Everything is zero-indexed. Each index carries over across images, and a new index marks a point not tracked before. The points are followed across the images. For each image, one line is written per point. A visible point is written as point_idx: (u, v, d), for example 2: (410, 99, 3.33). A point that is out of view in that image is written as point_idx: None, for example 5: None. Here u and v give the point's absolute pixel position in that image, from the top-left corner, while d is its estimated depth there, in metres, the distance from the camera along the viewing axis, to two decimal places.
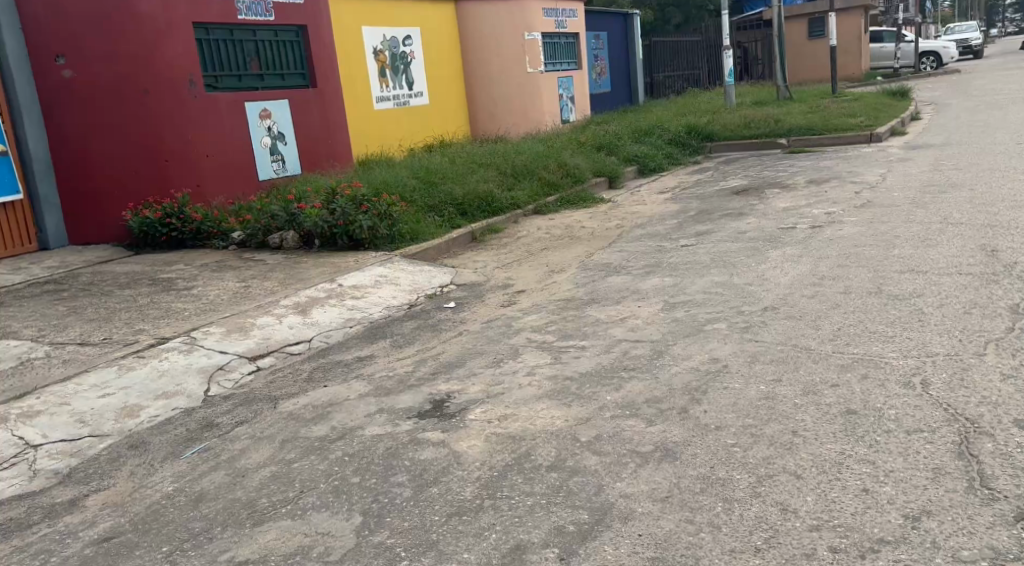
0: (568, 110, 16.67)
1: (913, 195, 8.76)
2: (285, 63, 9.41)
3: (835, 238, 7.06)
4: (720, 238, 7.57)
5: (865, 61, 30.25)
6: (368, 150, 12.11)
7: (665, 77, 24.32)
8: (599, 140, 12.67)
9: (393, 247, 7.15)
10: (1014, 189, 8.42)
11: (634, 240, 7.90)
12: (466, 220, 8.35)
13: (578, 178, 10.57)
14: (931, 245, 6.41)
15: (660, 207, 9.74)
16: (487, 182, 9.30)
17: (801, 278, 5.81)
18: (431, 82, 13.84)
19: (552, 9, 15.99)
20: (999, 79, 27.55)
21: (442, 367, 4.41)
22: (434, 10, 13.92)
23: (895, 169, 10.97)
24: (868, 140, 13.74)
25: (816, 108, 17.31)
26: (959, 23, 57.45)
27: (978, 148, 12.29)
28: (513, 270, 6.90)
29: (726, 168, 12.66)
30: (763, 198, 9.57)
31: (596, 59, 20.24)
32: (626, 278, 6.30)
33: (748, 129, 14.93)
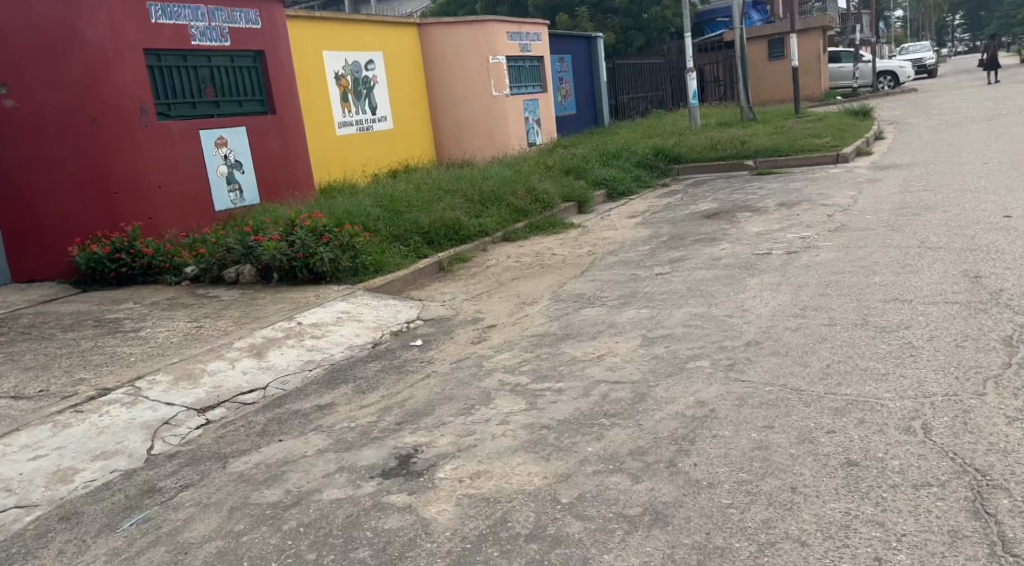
0: (534, 133, 16.48)
1: (887, 218, 8.64)
2: (242, 90, 9.09)
3: (813, 264, 6.88)
4: (695, 265, 7.35)
5: (824, 81, 30.58)
6: (330, 176, 11.78)
7: (629, 98, 24.31)
8: (567, 164, 12.46)
9: (356, 280, 6.82)
10: (987, 212, 8.34)
11: (607, 268, 7.66)
12: (433, 249, 8.04)
13: (547, 204, 10.33)
14: (912, 271, 6.24)
15: (632, 233, 9.53)
16: (453, 209, 9.01)
17: (782, 308, 5.59)
18: (395, 106, 13.57)
19: (516, 32, 15.86)
20: (957, 98, 27.97)
21: (408, 416, 4.08)
22: (396, 34, 13.69)
23: (865, 190, 10.90)
24: (835, 161, 13.71)
25: (781, 129, 17.31)
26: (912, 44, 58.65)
27: (945, 168, 12.29)
28: (483, 302, 6.61)
29: (695, 191, 12.52)
30: (736, 221, 9.40)
31: (561, 81, 20.13)
32: (600, 310, 6.03)
33: (715, 151, 14.84)
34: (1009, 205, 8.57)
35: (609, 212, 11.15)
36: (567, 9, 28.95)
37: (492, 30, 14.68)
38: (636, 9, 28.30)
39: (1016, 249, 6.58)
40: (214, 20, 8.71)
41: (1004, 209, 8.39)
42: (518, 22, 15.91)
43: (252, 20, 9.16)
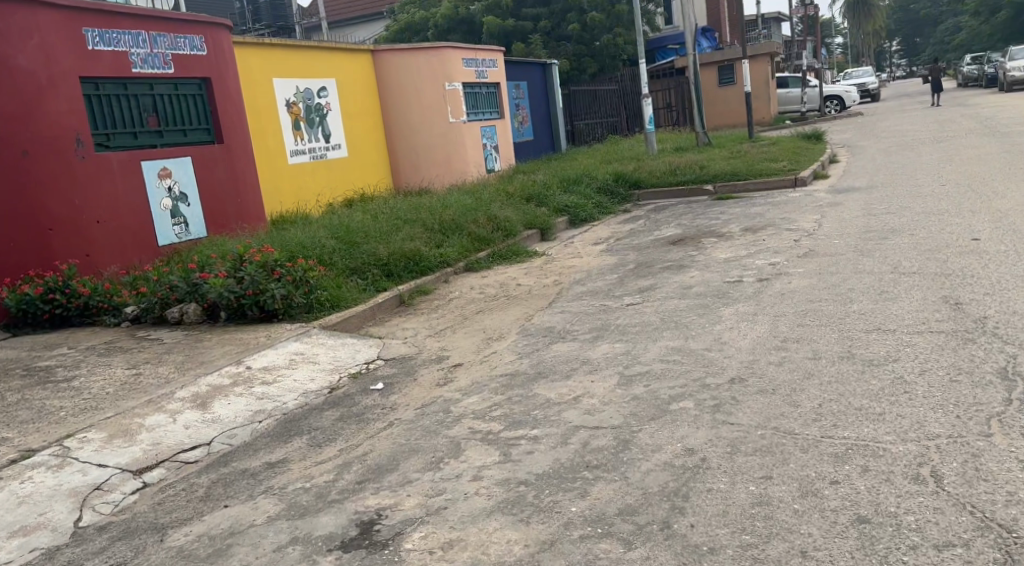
0: (492, 159, 16.22)
1: (854, 242, 8.52)
2: (186, 118, 8.69)
3: (787, 291, 6.67)
4: (666, 295, 7.10)
5: (774, 106, 30.96)
6: (283, 206, 11.34)
7: (584, 124, 24.24)
8: (528, 191, 12.18)
9: (310, 317, 6.42)
10: (955, 234, 8.26)
11: (575, 299, 7.35)
12: (393, 282, 7.66)
13: (509, 232, 10.03)
14: (890, 298, 6.06)
15: (597, 261, 9.27)
16: (413, 239, 8.64)
17: (763, 340, 5.33)
18: (350, 134, 13.21)
19: (472, 58, 15.66)
20: (904, 121, 28.47)
21: (370, 473, 3.71)
22: (350, 60, 13.38)
23: (828, 213, 10.82)
24: (794, 185, 13.66)
25: (738, 153, 17.31)
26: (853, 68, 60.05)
27: (903, 190, 12.29)
28: (447, 338, 6.25)
29: (657, 216, 12.34)
30: (703, 248, 9.21)
31: (517, 107, 19.94)
32: (571, 346, 5.71)
33: (675, 175, 14.71)
34: (975, 227, 8.50)
35: (572, 239, 10.90)
36: (520, 36, 28.90)
37: (448, 56, 14.47)
38: (589, 36, 28.40)
39: (990, 273, 6.45)
40: (156, 46, 8.33)
41: (971, 231, 8.32)
42: (473, 49, 15.73)
43: (197, 47, 8.81)
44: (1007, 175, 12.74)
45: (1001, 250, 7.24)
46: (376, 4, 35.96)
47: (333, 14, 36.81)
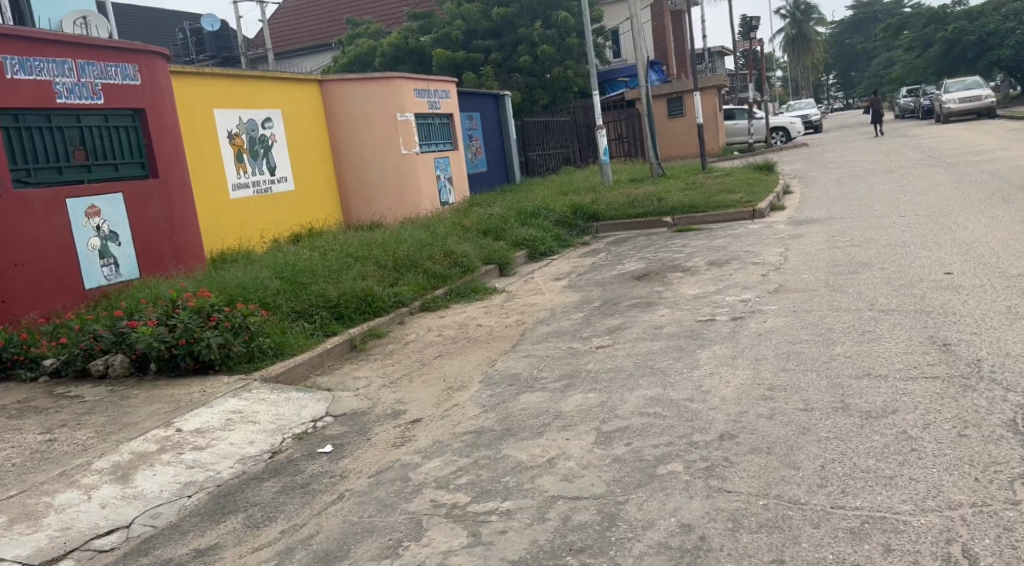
0: (446, 191, 15.80)
1: (824, 277, 8.24)
2: (118, 152, 8.12)
3: (765, 332, 6.30)
4: (636, 336, 6.69)
5: (723, 137, 31.18)
6: (225, 243, 10.75)
7: (538, 155, 23.99)
8: (484, 224, 11.74)
9: (252, 368, 5.89)
10: (926, 267, 8.02)
11: (539, 341, 6.90)
12: (343, 325, 7.13)
13: (466, 268, 9.56)
14: (874, 340, 5.72)
15: (561, 298, 8.86)
16: (365, 277, 8.12)
17: (748, 387, 4.93)
18: (297, 167, 12.68)
19: (424, 89, 15.27)
20: (851, 151, 28.84)
21: (315, 564, 3.22)
22: (296, 90, 12.88)
23: (791, 245, 10.58)
24: (752, 216, 13.47)
25: (693, 184, 17.15)
26: (794, 101, 61.18)
27: (863, 221, 12.15)
28: (403, 387, 5.73)
29: (617, 249, 12.01)
30: (668, 283, 8.86)
31: (471, 138, 19.59)
32: (541, 396, 5.25)
33: (634, 207, 14.42)
34: (943, 260, 8.29)
35: (531, 275, 10.49)
36: (471, 68, 28.71)
37: (399, 87, 14.05)
38: (540, 69, 28.29)
39: (973, 311, 6.17)
40: (84, 75, 7.76)
41: (940, 264, 8.10)
42: (425, 79, 15.34)
43: (130, 76, 8.25)
44: (963, 205, 12.70)
45: (977, 284, 7.00)
46: (324, 35, 35.53)
47: (281, 45, 36.25)
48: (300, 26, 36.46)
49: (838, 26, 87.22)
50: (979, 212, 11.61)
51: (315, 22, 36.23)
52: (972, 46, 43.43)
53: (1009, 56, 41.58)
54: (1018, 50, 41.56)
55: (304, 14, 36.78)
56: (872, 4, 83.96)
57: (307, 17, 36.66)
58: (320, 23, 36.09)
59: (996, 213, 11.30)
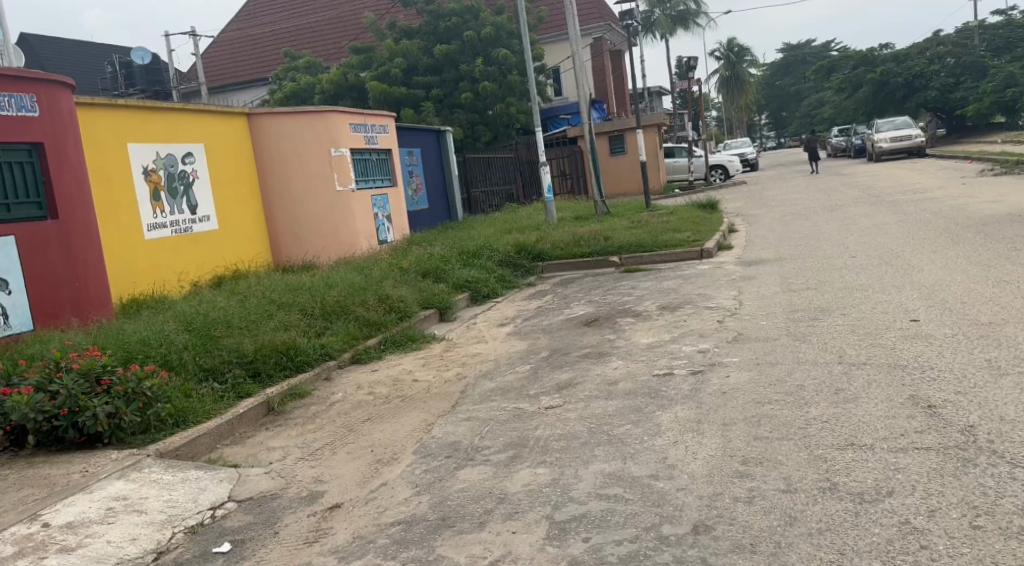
0: (384, 230, 15.08)
1: (784, 323, 7.77)
2: (11, 190, 7.26)
3: (731, 388, 5.73)
4: (589, 394, 6.05)
5: (663, 174, 31.15)
6: (137, 288, 9.91)
7: (480, 192, 23.44)
8: (424, 265, 11.02)
9: (147, 440, 5.17)
10: (889, 314, 7.62)
11: (483, 399, 6.22)
12: (259, 384, 6.38)
13: (403, 313, 8.83)
14: (851, 400, 5.20)
15: (505, 347, 8.21)
16: (288, 326, 7.35)
17: (719, 461, 4.32)
18: (221, 205, 11.89)
19: (360, 123, 14.61)
20: (790, 189, 29.05)
21: None
22: (220, 123, 12.12)
23: (744, 287, 10.14)
24: (699, 256, 13.07)
25: (638, 223, 16.73)
26: (729, 140, 62.25)
27: (814, 262, 11.83)
28: (325, 462, 4.99)
29: (563, 291, 11.45)
30: (620, 330, 8.29)
31: (411, 175, 18.94)
32: (485, 469, 4.57)
33: (580, 246, 13.88)
34: (906, 305, 7.91)
35: (473, 320, 9.83)
36: (411, 103, 28.20)
37: (334, 121, 13.37)
38: (481, 105, 27.91)
39: (950, 366, 5.72)
40: None
41: (903, 310, 7.71)
42: (361, 113, 14.68)
43: (27, 107, 7.39)
44: (910, 245, 12.53)
45: (948, 335, 6.59)
46: (260, 70, 34.68)
47: (216, 79, 35.27)
48: (236, 60, 35.55)
49: (770, 68, 89.74)
50: (930, 253, 11.41)
51: (251, 56, 35.36)
52: (900, 87, 44.77)
53: (935, 98, 43.03)
54: (943, 92, 43.06)
55: (240, 48, 35.89)
56: (801, 47, 86.78)
57: (242, 51, 35.78)
58: (256, 57, 35.25)
59: (946, 253, 11.10)
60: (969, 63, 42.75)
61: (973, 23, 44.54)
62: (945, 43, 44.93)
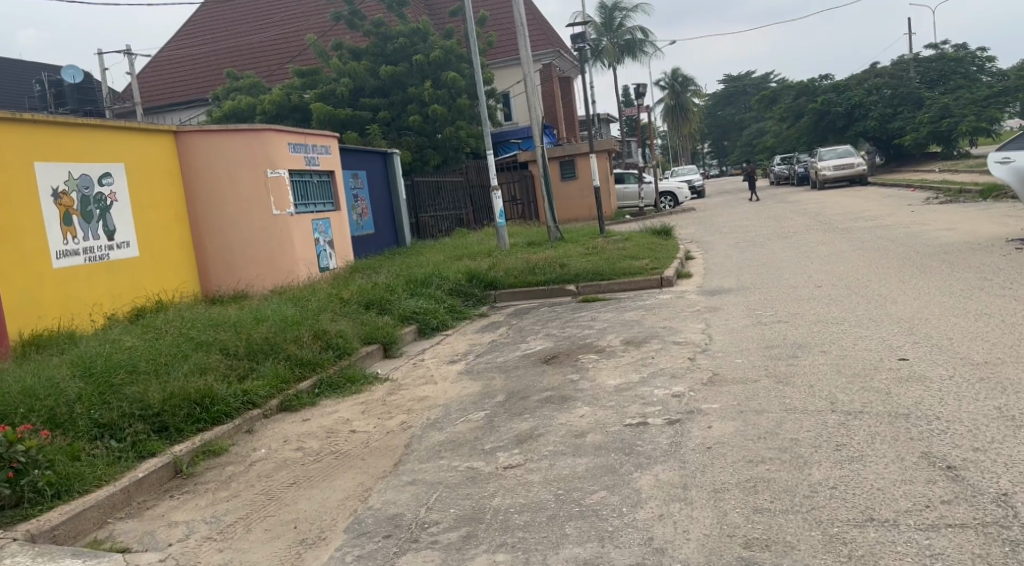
0: (326, 256, 14.22)
1: (761, 362, 7.10)
2: None
3: (716, 442, 5.01)
4: (553, 449, 5.25)
5: (613, 201, 30.78)
6: (43, 323, 8.90)
7: (430, 217, 22.64)
8: (368, 295, 10.11)
9: (19, 516, 4.45)
10: (874, 351, 7.01)
11: (431, 455, 5.40)
12: (165, 440, 5.61)
13: (342, 350, 7.99)
14: (857, 460, 4.50)
15: (457, 388, 7.39)
16: (207, 368, 6.54)
17: (715, 544, 3.62)
18: (142, 231, 11.04)
19: (300, 143, 13.81)
20: (741, 216, 28.83)
21: None
22: (143, 143, 11.34)
23: (711, 320, 9.47)
24: (659, 285, 12.45)
25: (594, 249, 16.05)
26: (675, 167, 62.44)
27: (778, 291, 11.27)
28: (237, 544, 4.21)
29: (518, 323, 10.69)
30: (583, 369, 7.53)
31: (357, 199, 18.07)
32: (432, 555, 3.80)
33: (535, 274, 13.15)
34: (890, 341, 7.32)
35: (422, 356, 8.98)
36: (357, 126, 27.34)
37: (269, 140, 12.72)
38: (430, 128, 27.18)
39: (958, 414, 5.09)
40: None
41: (888, 347, 7.11)
42: (302, 133, 13.89)
43: None
44: (872, 273, 12.08)
45: (945, 376, 5.97)
46: (200, 90, 33.49)
47: (153, 99, 33.96)
48: (174, 80, 34.32)
49: (711, 98, 91.14)
50: (895, 283, 10.94)
51: (190, 76, 34.17)
52: (840, 116, 45.38)
53: (874, 127, 43.68)
54: (881, 122, 43.75)
55: (178, 68, 34.67)
56: (741, 79, 88.33)
57: (181, 71, 34.56)
58: (196, 77, 34.08)
59: (913, 283, 10.64)
60: (905, 94, 43.54)
61: (908, 55, 44.83)
62: (882, 74, 45.33)
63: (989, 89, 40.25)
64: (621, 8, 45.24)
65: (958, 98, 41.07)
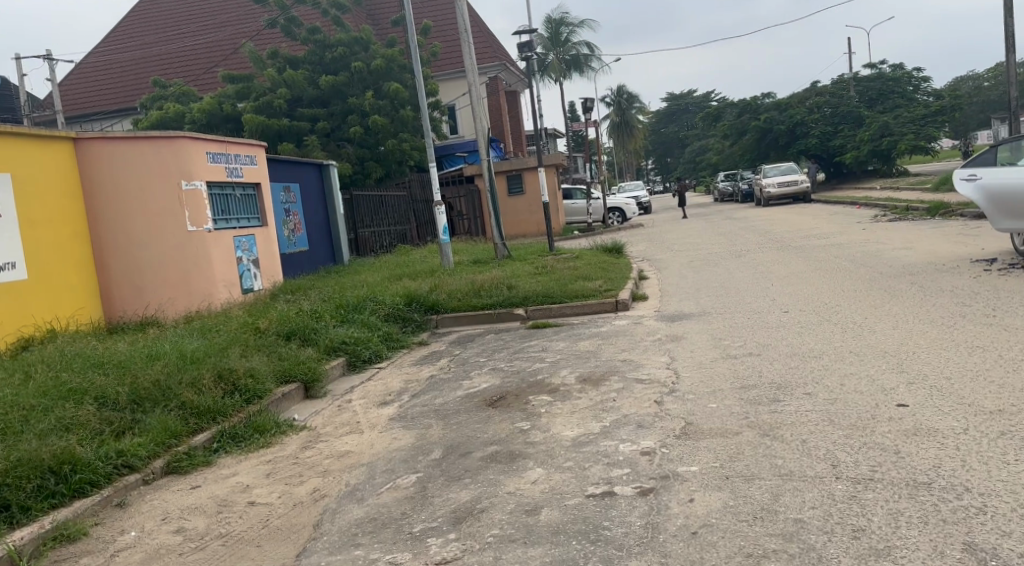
0: (250, 277, 13.04)
1: (740, 407, 6.13)
2: None
3: (703, 525, 4.04)
4: (499, 532, 4.23)
5: (561, 217, 29.96)
6: None
7: (370, 232, 21.41)
8: (290, 323, 8.95)
9: None
10: (869, 395, 6.10)
11: (344, 542, 4.34)
12: (8, 522, 4.57)
13: (249, 394, 7.01)
14: (885, 555, 3.59)
15: (386, 440, 6.27)
16: (74, 425, 5.56)
17: None
18: (35, 251, 9.80)
19: (221, 152, 12.67)
20: (691, 232, 28.21)
21: None
22: (37, 151, 10.13)
23: (675, 351, 8.51)
24: (614, 308, 11.53)
25: (543, 269, 15.05)
26: (622, 184, 62.12)
27: (741, 317, 10.40)
28: None
29: (461, 353, 9.61)
30: (535, 416, 6.47)
31: (288, 213, 16.84)
32: None
33: (479, 297, 12.08)
34: (881, 383, 6.42)
35: (348, 395, 7.89)
36: (295, 138, 26.06)
37: (183, 149, 11.63)
38: (372, 140, 25.99)
39: (993, 484, 4.21)
40: None
41: (882, 390, 6.21)
42: (222, 141, 12.75)
43: None
44: (838, 297, 11.30)
45: (960, 430, 5.07)
46: (127, 99, 31.72)
47: (77, 107, 32.09)
48: (101, 88, 32.51)
49: (655, 116, 91.61)
50: (865, 308, 10.15)
51: (118, 84, 32.41)
52: (783, 134, 45.39)
53: (816, 144, 43.84)
54: (822, 139, 43.93)
55: (106, 75, 32.88)
56: (685, 97, 89.06)
57: (108, 78, 32.77)
58: (123, 86, 32.31)
59: (885, 309, 9.84)
60: (845, 112, 43.83)
61: (847, 74, 45.01)
62: (822, 93, 45.54)
63: (927, 108, 40.67)
64: (567, 23, 44.63)
65: (897, 116, 41.40)
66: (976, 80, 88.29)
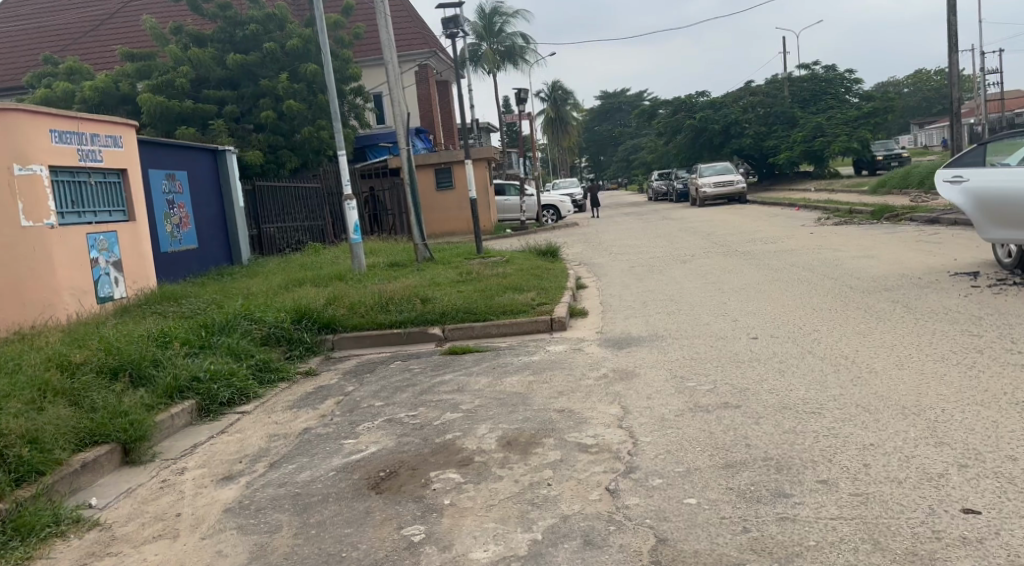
0: (108, 284, 10.67)
1: (736, 506, 4.19)
2: None
3: None
4: None
5: (490, 215, 27.98)
6: None
7: (277, 228, 18.99)
8: (122, 358, 6.75)
9: None
10: (912, 489, 4.22)
11: None
12: None
13: (22, 472, 4.88)
14: None
15: (203, 558, 4.17)
16: None
17: None
18: None
19: (71, 130, 10.26)
20: (631, 233, 26.52)
21: None
22: None
23: (628, 395, 6.55)
24: (548, 328, 9.54)
25: (467, 276, 12.92)
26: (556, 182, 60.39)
27: (703, 343, 8.53)
28: None
29: (355, 390, 7.47)
30: (433, 513, 4.41)
31: (172, 205, 14.40)
32: None
33: (386, 313, 9.93)
34: (921, 464, 4.56)
35: (182, 461, 5.77)
36: (200, 122, 23.45)
37: (14, 124, 9.20)
38: (286, 126, 23.49)
39: None
40: None
41: (928, 479, 4.32)
42: (74, 118, 10.35)
43: None
44: (812, 319, 9.54)
45: None
46: (12, 76, 28.17)
47: None
48: None
49: (588, 114, 90.21)
50: (849, 336, 8.37)
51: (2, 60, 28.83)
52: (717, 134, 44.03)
53: (751, 145, 42.81)
54: (757, 140, 42.94)
55: None
56: (616, 96, 87.96)
57: None
58: (9, 61, 28.76)
59: (875, 339, 8.08)
60: (780, 112, 42.93)
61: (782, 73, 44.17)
62: (756, 92, 44.65)
63: (860, 111, 39.96)
64: (501, 13, 42.41)
65: (831, 118, 40.70)
66: (898, 85, 89.39)
